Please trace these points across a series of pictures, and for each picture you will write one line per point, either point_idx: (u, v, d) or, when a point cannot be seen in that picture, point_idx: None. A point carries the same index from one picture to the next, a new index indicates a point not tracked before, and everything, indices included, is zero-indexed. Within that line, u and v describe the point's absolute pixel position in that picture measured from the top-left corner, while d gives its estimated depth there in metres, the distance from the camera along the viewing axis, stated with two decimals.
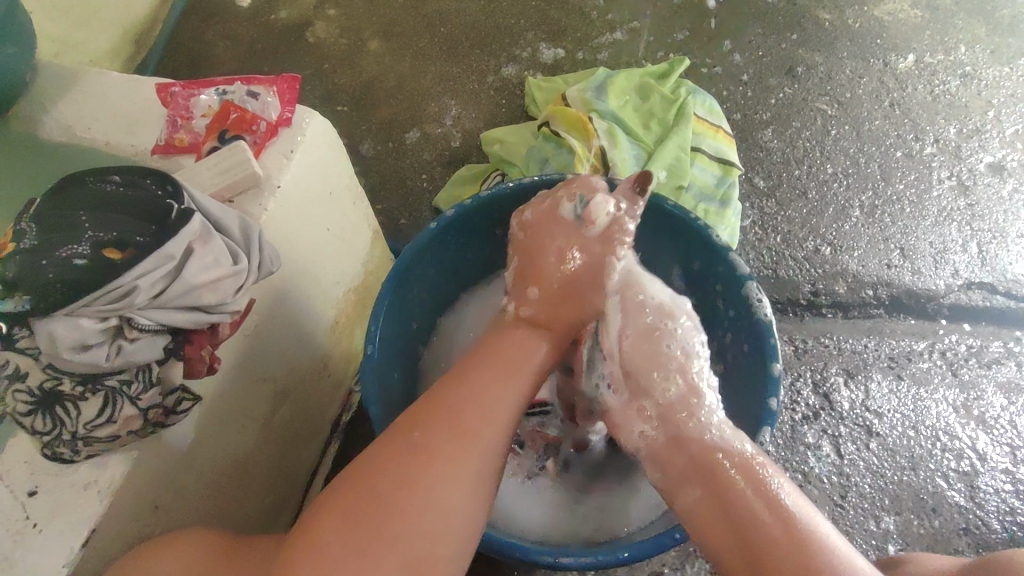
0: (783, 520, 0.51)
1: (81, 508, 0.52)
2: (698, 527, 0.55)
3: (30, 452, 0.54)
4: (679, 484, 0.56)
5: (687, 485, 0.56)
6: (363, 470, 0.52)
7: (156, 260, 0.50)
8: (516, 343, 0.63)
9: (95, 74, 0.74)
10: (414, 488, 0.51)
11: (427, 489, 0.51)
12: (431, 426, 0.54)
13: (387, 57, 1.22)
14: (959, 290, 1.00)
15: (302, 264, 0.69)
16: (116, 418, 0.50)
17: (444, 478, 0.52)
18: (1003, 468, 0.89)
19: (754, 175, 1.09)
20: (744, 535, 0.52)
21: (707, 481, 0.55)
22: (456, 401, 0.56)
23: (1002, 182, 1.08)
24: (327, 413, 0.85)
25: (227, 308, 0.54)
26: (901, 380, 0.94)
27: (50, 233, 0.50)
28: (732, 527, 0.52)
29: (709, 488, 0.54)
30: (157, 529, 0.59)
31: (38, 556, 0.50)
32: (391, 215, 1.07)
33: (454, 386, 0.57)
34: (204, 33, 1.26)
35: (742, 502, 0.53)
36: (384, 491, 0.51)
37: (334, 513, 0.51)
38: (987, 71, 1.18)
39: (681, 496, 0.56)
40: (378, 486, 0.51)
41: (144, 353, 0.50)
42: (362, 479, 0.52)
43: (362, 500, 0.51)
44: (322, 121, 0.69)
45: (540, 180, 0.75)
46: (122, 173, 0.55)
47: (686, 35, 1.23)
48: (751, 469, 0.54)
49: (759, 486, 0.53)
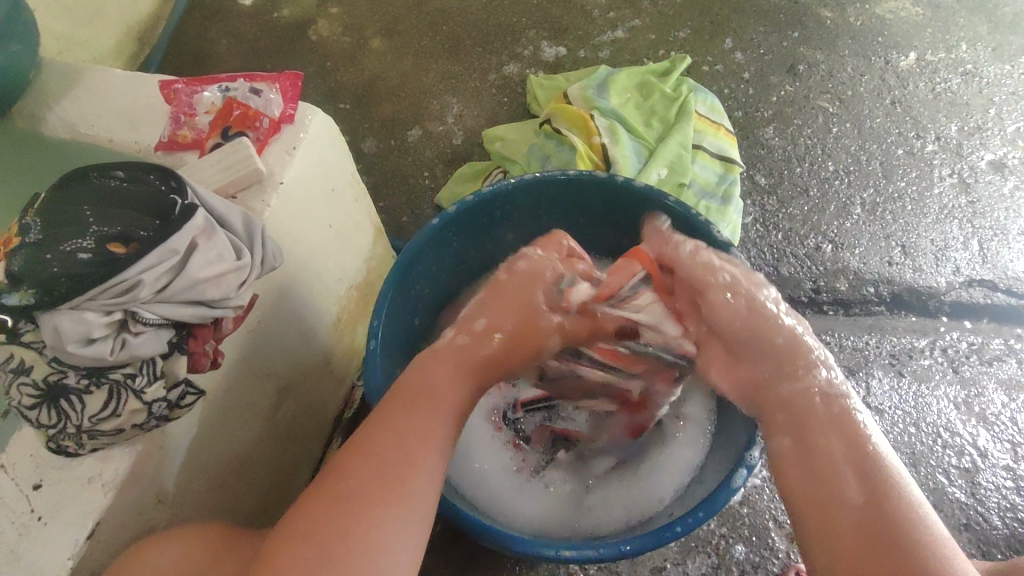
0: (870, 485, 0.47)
1: (87, 501, 0.53)
2: (779, 472, 0.52)
3: (36, 445, 0.54)
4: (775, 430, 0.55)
5: (777, 431, 0.54)
6: (303, 522, 0.47)
7: (160, 254, 0.50)
8: (436, 373, 0.57)
9: (99, 71, 0.74)
10: (358, 534, 0.46)
11: (374, 533, 0.46)
12: (363, 471, 0.49)
13: (388, 55, 1.23)
14: (960, 288, 1.00)
15: (305, 260, 0.70)
16: (121, 411, 0.51)
17: (388, 522, 0.47)
18: (1004, 465, 0.89)
19: (755, 172, 1.09)
20: (820, 475, 0.49)
21: (795, 423, 0.53)
22: (390, 443, 0.51)
23: (1003, 180, 1.08)
24: (329, 409, 0.86)
25: (230, 303, 0.55)
26: (902, 377, 0.94)
27: (54, 228, 0.51)
28: (810, 468, 0.50)
29: (798, 434, 0.52)
30: (161, 522, 0.59)
31: (42, 549, 0.51)
32: (393, 213, 1.08)
33: (378, 425, 0.52)
34: (207, 31, 1.27)
35: (826, 447, 0.50)
36: (326, 538, 0.46)
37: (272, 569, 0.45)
38: (988, 69, 1.18)
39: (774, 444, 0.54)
40: (322, 537, 0.46)
41: (149, 346, 0.51)
42: (302, 527, 0.47)
43: (302, 554, 0.45)
44: (324, 118, 0.69)
45: (542, 177, 0.75)
46: (126, 169, 0.55)
47: (687, 33, 1.23)
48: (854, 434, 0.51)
49: (847, 433, 0.51)
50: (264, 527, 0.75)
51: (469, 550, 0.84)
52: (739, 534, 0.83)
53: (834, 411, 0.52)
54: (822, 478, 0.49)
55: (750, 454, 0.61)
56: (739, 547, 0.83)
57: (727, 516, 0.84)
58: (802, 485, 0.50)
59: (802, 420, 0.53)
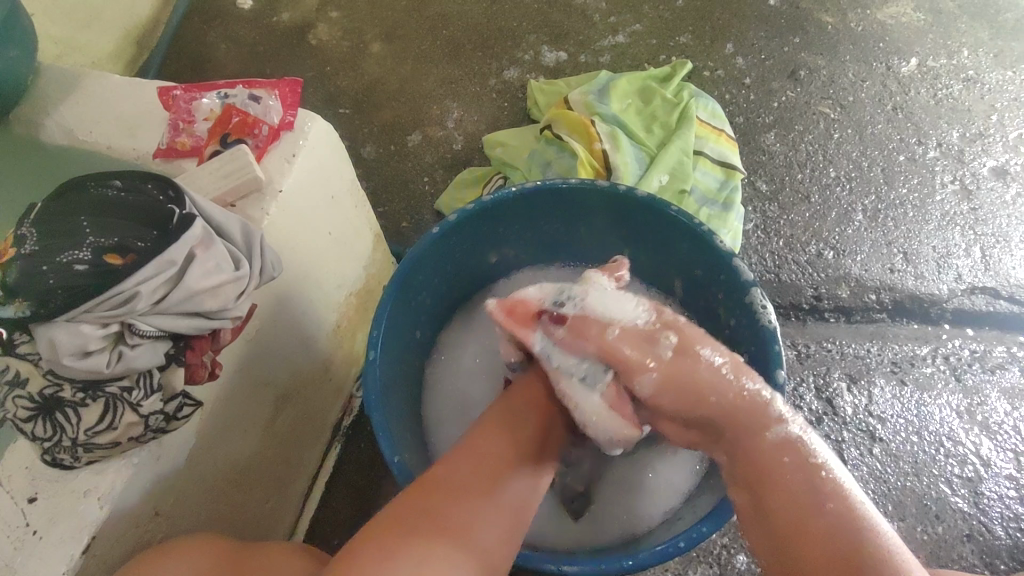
0: (828, 554, 0.47)
1: (81, 516, 0.52)
2: (745, 525, 0.54)
3: (32, 458, 0.54)
4: (735, 481, 0.56)
5: (739, 483, 0.55)
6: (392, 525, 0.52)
7: (158, 265, 0.50)
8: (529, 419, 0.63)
9: (97, 76, 0.74)
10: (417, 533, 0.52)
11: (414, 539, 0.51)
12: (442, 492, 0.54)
13: (388, 60, 1.22)
14: (962, 295, 0.99)
15: (304, 269, 0.69)
16: (117, 424, 0.50)
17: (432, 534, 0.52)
18: (1007, 474, 0.88)
19: (756, 178, 1.09)
20: (780, 536, 0.50)
21: (755, 478, 0.53)
22: (451, 461, 0.57)
23: (1005, 187, 1.08)
24: (328, 416, 0.85)
25: (228, 314, 0.54)
26: (904, 385, 0.94)
27: (50, 239, 0.50)
28: (767, 514, 0.52)
29: (756, 488, 0.53)
30: (158, 535, 0.58)
31: (37, 562, 0.50)
32: (393, 218, 1.07)
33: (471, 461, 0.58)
34: (205, 34, 1.26)
35: (785, 507, 0.51)
36: (420, 533, 0.51)
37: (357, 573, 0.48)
38: (990, 75, 1.18)
39: (738, 496, 0.55)
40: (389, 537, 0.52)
41: (145, 358, 0.50)
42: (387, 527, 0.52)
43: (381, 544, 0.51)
44: (324, 125, 0.69)
45: (542, 185, 0.73)
46: (123, 178, 0.54)
47: (688, 38, 1.23)
48: (821, 507, 0.49)
49: (820, 498, 0.50)
50: (261, 537, 0.74)
51: None
52: (741, 543, 0.83)
53: (797, 463, 0.52)
54: (782, 529, 0.50)
55: None
56: (741, 557, 0.82)
57: (729, 526, 0.83)
58: (766, 543, 0.51)
59: (760, 473, 0.53)
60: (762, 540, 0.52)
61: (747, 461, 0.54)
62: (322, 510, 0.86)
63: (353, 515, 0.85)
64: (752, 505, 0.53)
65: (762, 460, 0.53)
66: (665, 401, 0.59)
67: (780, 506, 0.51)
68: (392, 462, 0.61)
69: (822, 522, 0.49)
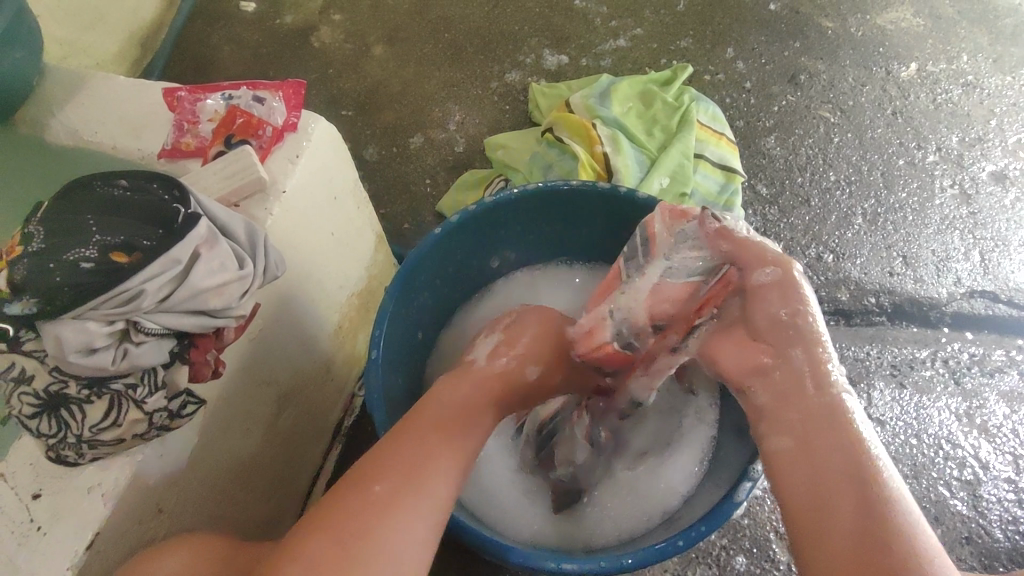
0: (861, 493, 0.46)
1: (84, 512, 0.52)
2: (773, 471, 0.52)
3: (37, 455, 0.54)
4: (773, 428, 0.54)
5: (777, 430, 0.53)
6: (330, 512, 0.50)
7: (163, 264, 0.50)
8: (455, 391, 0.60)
9: (102, 77, 0.74)
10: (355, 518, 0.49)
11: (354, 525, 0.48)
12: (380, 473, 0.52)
13: (391, 63, 1.23)
14: (961, 299, 1.00)
15: (307, 269, 0.70)
16: (121, 421, 0.51)
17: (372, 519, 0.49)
18: (1006, 477, 0.89)
19: (757, 182, 1.10)
20: (817, 475, 0.49)
21: (798, 426, 0.52)
22: (449, 406, 0.58)
23: (1004, 191, 1.08)
24: (329, 414, 0.85)
25: (232, 312, 0.55)
26: (903, 389, 0.94)
27: (58, 237, 0.50)
28: (804, 457, 0.50)
29: (798, 436, 0.51)
30: (160, 534, 0.59)
31: (40, 557, 0.51)
32: (395, 220, 1.08)
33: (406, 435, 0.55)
34: (209, 37, 1.27)
35: (823, 452, 0.49)
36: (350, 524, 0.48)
37: (403, 511, 0.49)
38: (988, 81, 1.18)
39: (769, 441, 0.53)
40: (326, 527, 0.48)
41: (150, 356, 0.51)
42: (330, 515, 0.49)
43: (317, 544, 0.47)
44: (327, 127, 0.69)
45: (543, 187, 0.74)
46: (130, 178, 0.55)
47: (689, 43, 1.23)
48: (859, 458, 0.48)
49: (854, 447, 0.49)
50: (262, 535, 0.75)
51: (471, 559, 0.84)
52: (740, 545, 0.83)
53: (837, 417, 0.51)
54: (817, 472, 0.49)
55: (750, 470, 0.61)
56: (740, 559, 0.82)
57: (728, 528, 0.84)
58: (797, 485, 0.50)
59: (797, 414, 0.53)
60: (793, 483, 0.50)
61: (791, 400, 0.53)
62: None
63: None
64: (788, 454, 0.51)
65: (809, 410, 0.52)
66: (761, 304, 0.57)
67: (821, 449, 0.50)
68: None
69: (854, 467, 0.48)
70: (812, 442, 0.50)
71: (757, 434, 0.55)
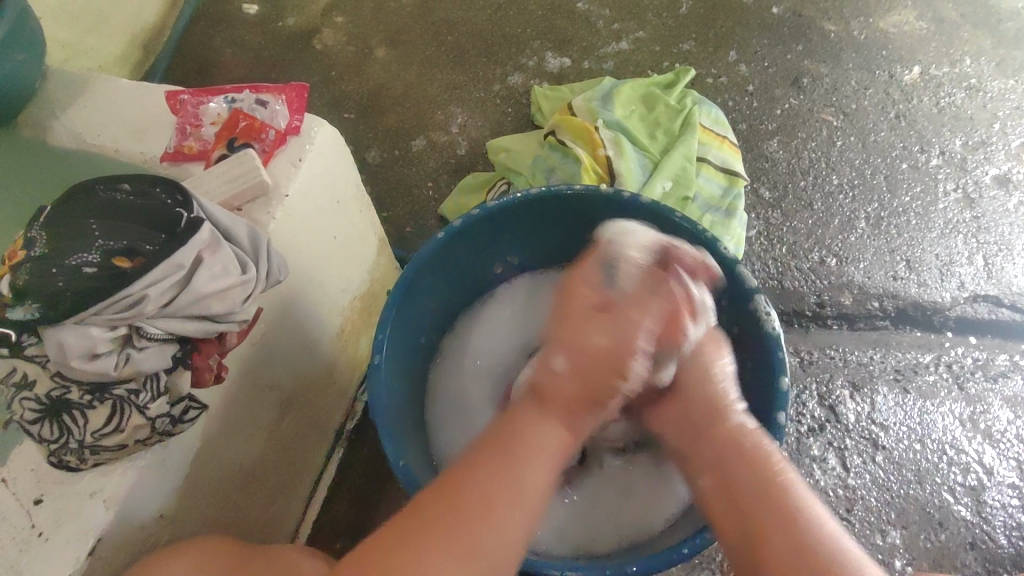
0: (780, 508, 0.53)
1: (85, 518, 0.52)
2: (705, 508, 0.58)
3: (38, 460, 0.54)
4: (698, 469, 0.60)
5: (700, 470, 0.60)
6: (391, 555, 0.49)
7: (166, 268, 0.50)
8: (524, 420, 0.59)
9: (104, 80, 0.74)
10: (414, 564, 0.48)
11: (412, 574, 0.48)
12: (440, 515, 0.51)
13: (393, 65, 1.23)
14: (965, 303, 0.99)
15: (309, 273, 0.69)
16: (123, 426, 0.50)
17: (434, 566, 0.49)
18: (1010, 483, 0.88)
19: (760, 186, 1.09)
20: (740, 500, 0.55)
21: (718, 459, 0.59)
22: (522, 440, 0.57)
23: (1008, 195, 1.08)
24: (331, 420, 0.85)
25: (235, 317, 0.54)
26: (907, 394, 0.94)
27: (61, 241, 0.50)
28: (729, 486, 0.57)
29: (717, 469, 0.58)
30: (162, 540, 0.59)
31: (42, 564, 0.51)
32: (396, 222, 1.08)
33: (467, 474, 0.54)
34: (211, 39, 1.27)
35: (740, 475, 0.56)
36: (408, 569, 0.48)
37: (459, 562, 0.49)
38: (992, 84, 1.18)
39: (698, 480, 0.60)
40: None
41: (152, 361, 0.51)
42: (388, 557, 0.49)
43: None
44: (330, 130, 0.69)
45: (547, 191, 0.74)
46: (132, 181, 0.55)
47: (692, 45, 1.23)
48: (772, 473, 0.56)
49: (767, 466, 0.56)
50: (264, 540, 0.74)
51: None
52: None
53: (747, 439, 0.59)
54: (738, 497, 0.56)
55: None
56: None
57: None
58: (725, 512, 0.56)
59: (712, 451, 0.60)
60: (722, 513, 0.56)
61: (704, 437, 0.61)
62: (324, 513, 0.86)
63: (357, 516, 0.86)
64: (715, 486, 0.58)
65: (726, 442, 0.59)
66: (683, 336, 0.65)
67: (742, 475, 0.56)
68: (397, 466, 0.62)
69: (769, 484, 0.55)
70: (729, 470, 0.57)
71: (687, 477, 0.62)
